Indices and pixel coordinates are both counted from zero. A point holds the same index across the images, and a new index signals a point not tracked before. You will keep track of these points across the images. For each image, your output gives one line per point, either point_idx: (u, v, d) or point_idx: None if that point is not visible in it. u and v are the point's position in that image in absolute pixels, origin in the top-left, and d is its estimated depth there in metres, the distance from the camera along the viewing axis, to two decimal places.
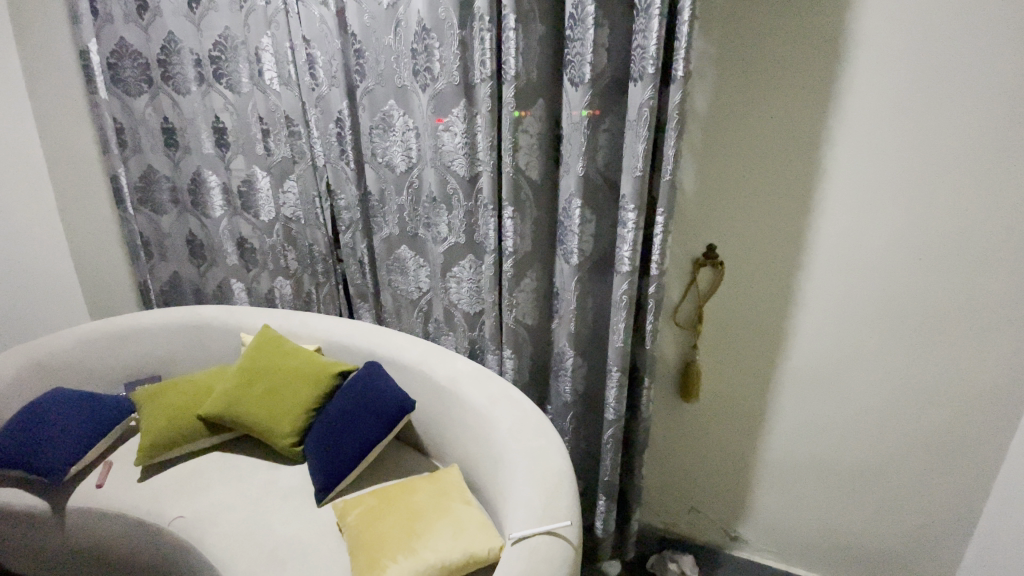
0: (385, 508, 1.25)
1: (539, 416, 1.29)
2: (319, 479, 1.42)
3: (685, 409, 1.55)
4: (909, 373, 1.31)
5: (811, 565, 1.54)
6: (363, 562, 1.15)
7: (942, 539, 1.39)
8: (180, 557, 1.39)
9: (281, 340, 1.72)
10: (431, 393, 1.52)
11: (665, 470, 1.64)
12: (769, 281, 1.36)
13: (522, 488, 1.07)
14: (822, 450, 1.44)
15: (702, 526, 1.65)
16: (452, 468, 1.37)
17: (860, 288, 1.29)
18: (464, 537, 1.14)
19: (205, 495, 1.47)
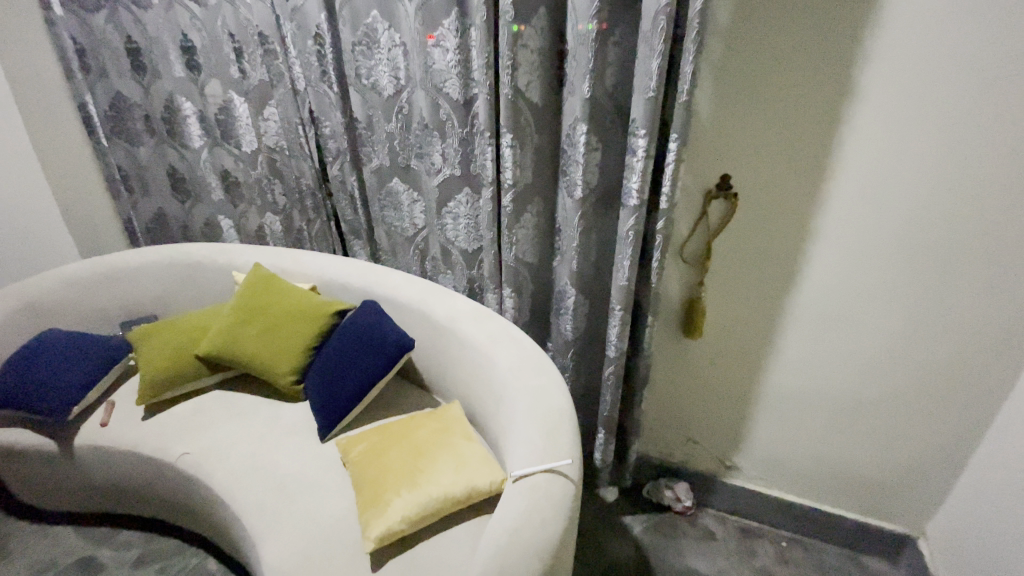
0: (388, 443, 1.26)
1: (540, 355, 1.27)
2: (321, 416, 1.43)
3: (687, 346, 1.54)
4: (920, 308, 1.26)
5: (803, 491, 1.59)
6: (367, 495, 1.16)
7: (933, 468, 1.40)
8: (190, 490, 1.42)
9: (275, 279, 1.68)
10: (429, 331, 1.50)
11: (664, 404, 1.65)
12: (784, 214, 1.29)
13: (523, 425, 1.07)
14: (822, 384, 1.43)
15: (699, 456, 1.69)
16: (454, 404, 1.37)
17: (881, 221, 1.21)
18: (466, 471, 1.16)
19: (209, 433, 1.48)
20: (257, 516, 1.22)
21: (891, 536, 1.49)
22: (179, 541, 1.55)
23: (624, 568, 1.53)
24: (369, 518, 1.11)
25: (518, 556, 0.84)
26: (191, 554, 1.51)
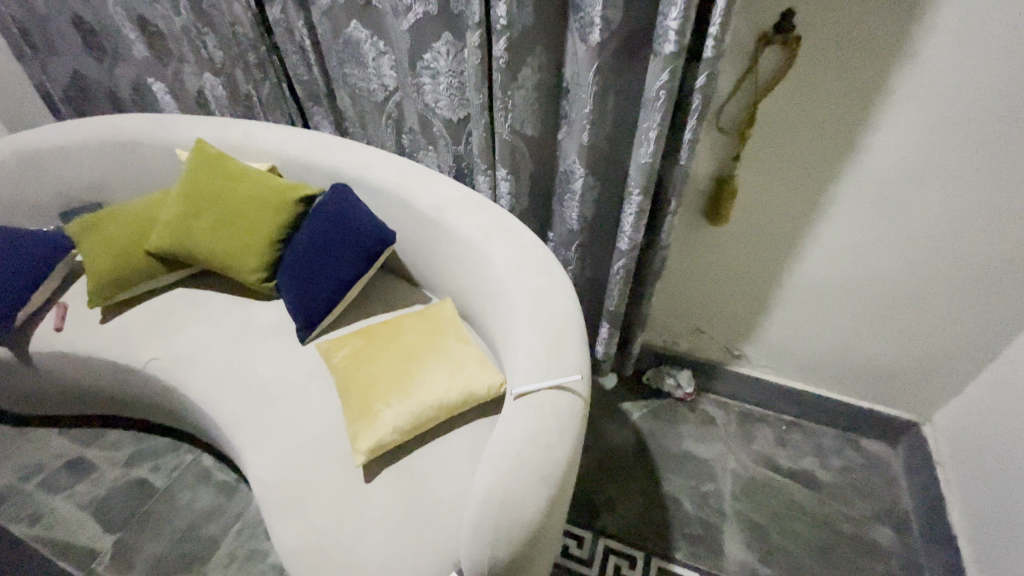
0: (374, 347, 1.12)
1: (543, 249, 1.09)
2: (298, 317, 1.28)
3: (709, 231, 1.35)
4: (1000, 185, 1.05)
5: (808, 378, 1.54)
6: (353, 404, 1.04)
7: (956, 360, 1.31)
8: (166, 396, 1.33)
9: (227, 160, 1.42)
10: (412, 220, 1.28)
11: (675, 294, 1.52)
12: (856, 66, 1.01)
13: (526, 332, 0.92)
14: (855, 272, 1.29)
15: (706, 345, 1.61)
16: (446, 303, 1.22)
17: (979, 73, 0.95)
18: (461, 376, 1.04)
19: (177, 336, 1.35)
20: (237, 425, 1.14)
21: (893, 421, 1.48)
22: (169, 439, 1.51)
23: (622, 453, 1.52)
24: (358, 430, 0.99)
25: (522, 486, 0.74)
26: (185, 452, 1.48)
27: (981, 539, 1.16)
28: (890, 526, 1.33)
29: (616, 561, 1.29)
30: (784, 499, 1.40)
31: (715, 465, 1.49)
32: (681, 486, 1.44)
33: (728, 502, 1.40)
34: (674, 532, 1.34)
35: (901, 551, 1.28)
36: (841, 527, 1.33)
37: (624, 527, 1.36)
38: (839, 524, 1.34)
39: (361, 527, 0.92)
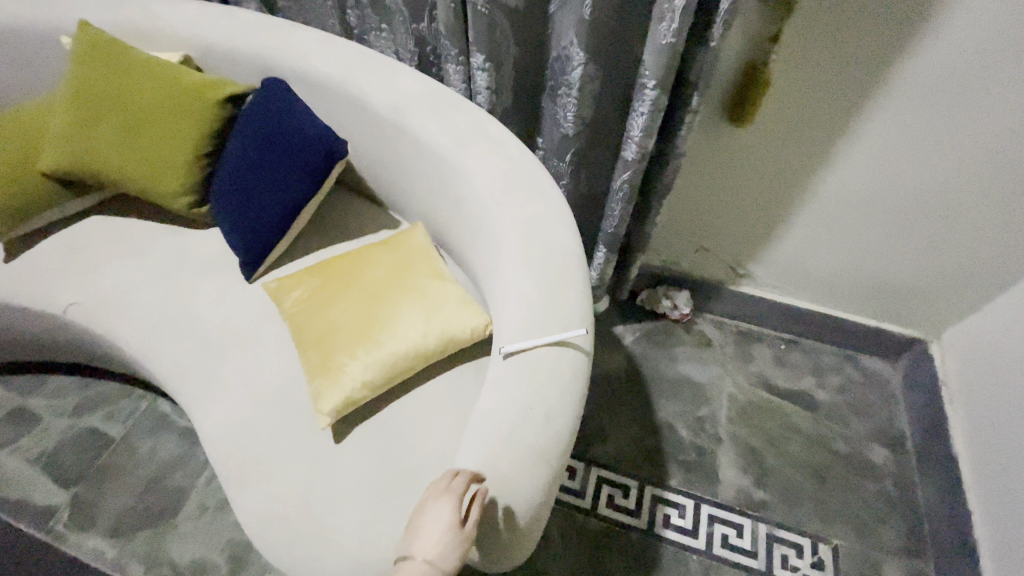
0: (332, 288, 0.93)
1: (532, 164, 0.88)
2: (239, 250, 1.07)
3: (728, 134, 1.15)
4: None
5: (815, 297, 1.43)
6: (311, 358, 0.88)
7: (982, 277, 1.20)
8: (98, 345, 1.15)
9: (124, 49, 1.10)
10: (369, 127, 1.03)
11: (680, 208, 1.34)
12: None
13: (515, 273, 0.75)
14: (891, 181, 1.13)
15: (708, 264, 1.46)
16: (416, 229, 1.01)
17: None
18: (439, 318, 0.88)
19: (98, 275, 1.13)
20: (181, 380, 0.98)
21: (899, 339, 1.41)
22: (120, 384, 1.37)
23: (615, 380, 1.44)
24: (319, 388, 0.85)
25: (517, 465, 0.62)
26: (139, 398, 1.35)
27: (983, 459, 1.13)
28: (885, 445, 1.31)
29: (609, 490, 1.25)
30: (781, 422, 1.36)
31: (711, 389, 1.42)
32: (675, 412, 1.38)
33: (723, 427, 1.35)
34: (668, 459, 1.30)
35: (895, 469, 1.27)
36: (837, 448, 1.31)
37: (617, 456, 1.31)
38: (835, 444, 1.31)
39: (333, 494, 0.81)
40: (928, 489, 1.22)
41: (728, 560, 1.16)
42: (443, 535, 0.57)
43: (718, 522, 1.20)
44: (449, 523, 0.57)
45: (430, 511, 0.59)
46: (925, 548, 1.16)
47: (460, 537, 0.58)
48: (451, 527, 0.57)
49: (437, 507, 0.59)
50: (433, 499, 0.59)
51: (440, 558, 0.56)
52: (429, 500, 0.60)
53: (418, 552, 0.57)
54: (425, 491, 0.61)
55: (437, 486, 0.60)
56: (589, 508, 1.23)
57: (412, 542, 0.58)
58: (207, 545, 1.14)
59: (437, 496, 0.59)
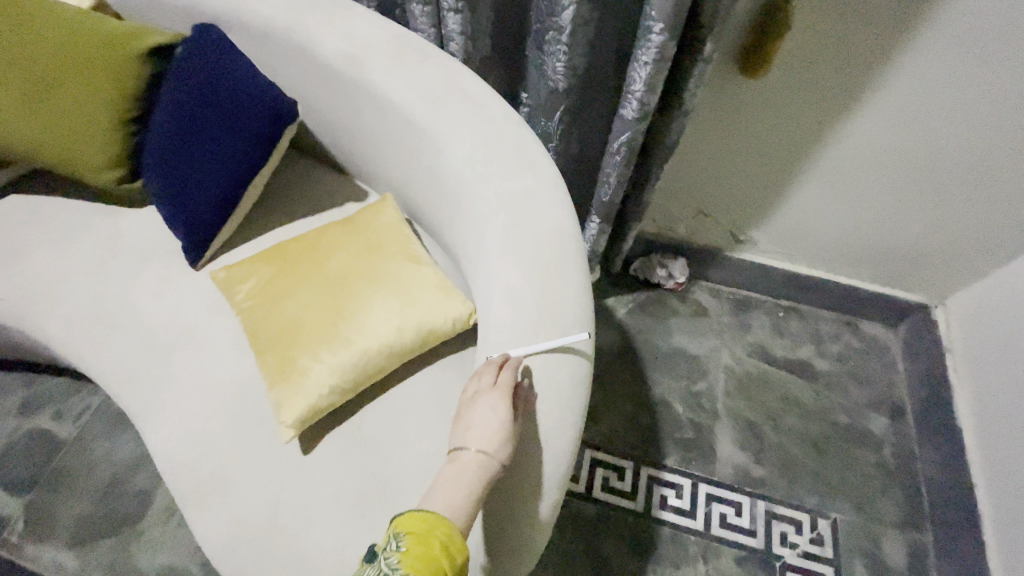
0: (290, 278, 0.81)
1: (517, 127, 0.74)
2: (180, 232, 0.92)
3: (738, 86, 1.02)
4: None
5: (818, 263, 1.35)
6: (270, 361, 0.77)
7: (998, 241, 1.12)
8: (28, 343, 1.01)
9: None
10: (323, 83, 0.87)
11: (680, 170, 1.22)
12: None
13: (503, 265, 0.66)
14: (914, 137, 1.02)
15: (707, 230, 1.36)
16: (385, 204, 0.88)
17: None
18: (415, 310, 0.77)
19: (18, 265, 0.98)
20: (126, 385, 0.87)
21: (901, 304, 1.35)
22: (68, 380, 1.25)
23: (608, 356, 1.36)
24: (281, 397, 0.74)
25: (517, 479, 0.60)
26: (90, 394, 1.23)
27: (988, 431, 1.10)
28: (885, 415, 1.28)
29: (603, 473, 1.20)
30: (779, 394, 1.31)
31: (707, 361, 1.36)
32: (670, 387, 1.32)
33: (720, 402, 1.30)
34: (664, 437, 1.25)
35: (894, 439, 1.24)
36: (836, 419, 1.27)
37: (611, 436, 1.25)
38: (834, 416, 1.27)
39: (303, 512, 0.73)
40: (929, 460, 1.20)
41: (726, 539, 1.13)
42: (495, 426, 0.56)
43: (715, 501, 1.17)
44: (500, 416, 0.56)
45: (479, 404, 0.57)
46: (923, 519, 1.14)
47: (511, 428, 0.57)
48: (503, 419, 0.56)
49: (486, 401, 0.57)
50: (481, 395, 0.57)
51: (495, 448, 0.55)
52: (475, 394, 0.58)
53: (470, 444, 0.56)
54: (469, 386, 0.59)
55: (482, 382, 0.58)
56: (583, 493, 1.18)
57: (463, 434, 0.57)
58: (177, 550, 1.06)
59: (485, 391, 0.57)
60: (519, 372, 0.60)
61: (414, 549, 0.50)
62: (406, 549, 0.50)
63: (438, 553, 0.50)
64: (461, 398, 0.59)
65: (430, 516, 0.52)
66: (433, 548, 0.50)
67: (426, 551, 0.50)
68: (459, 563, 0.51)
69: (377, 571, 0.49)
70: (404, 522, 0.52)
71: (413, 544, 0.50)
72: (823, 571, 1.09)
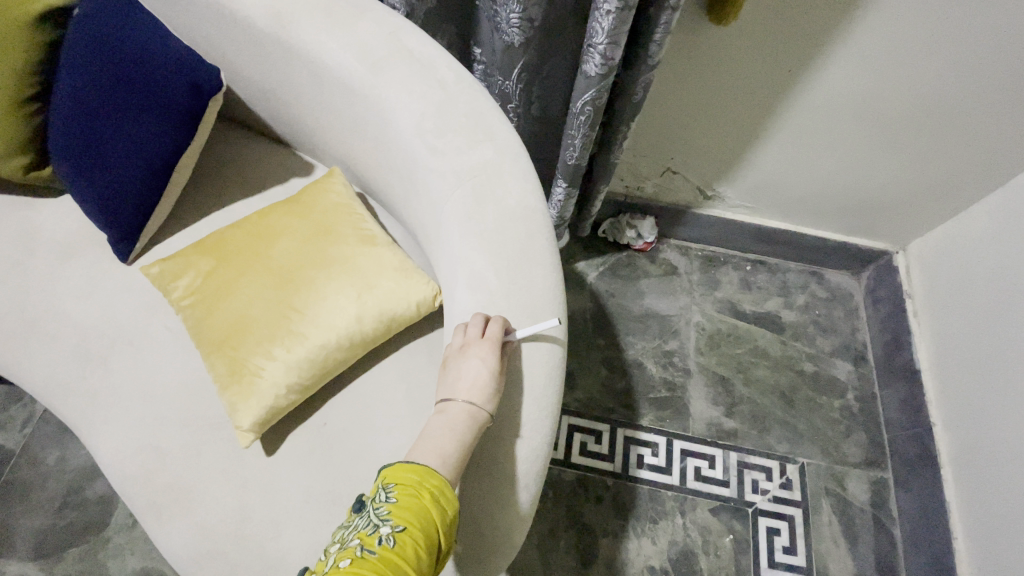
0: (233, 269, 0.74)
1: (470, 91, 0.67)
2: (102, 223, 0.83)
3: (706, 33, 0.95)
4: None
5: (785, 215, 1.34)
6: (218, 361, 0.71)
7: (960, 187, 1.13)
8: None
9: None
10: (247, 46, 0.76)
11: (647, 125, 1.16)
12: None
13: (465, 246, 0.61)
14: (885, 85, 0.98)
15: (676, 187, 1.32)
16: (333, 181, 0.80)
17: None
18: (373, 296, 0.71)
19: None
20: (61, 396, 0.80)
21: (864, 252, 1.37)
22: (8, 386, 1.16)
23: (581, 321, 1.35)
24: (234, 400, 0.69)
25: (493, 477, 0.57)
26: (32, 401, 1.14)
27: (947, 376, 1.14)
28: (848, 361, 1.32)
29: (581, 438, 1.21)
30: (749, 347, 1.33)
31: (679, 320, 1.36)
32: (643, 348, 1.32)
33: (693, 359, 1.31)
34: (640, 399, 1.26)
35: (857, 383, 1.29)
36: (803, 368, 1.31)
37: (588, 401, 1.25)
38: (801, 365, 1.31)
39: (274, 518, 0.69)
40: (890, 401, 1.25)
41: (702, 491, 1.16)
42: (484, 378, 0.53)
43: (690, 456, 1.20)
44: (489, 368, 0.53)
45: (466, 356, 0.54)
46: (884, 459, 1.21)
47: (500, 380, 0.55)
48: (492, 371, 0.54)
49: (475, 352, 0.54)
50: (468, 346, 0.55)
51: (484, 399, 0.53)
52: (463, 346, 0.55)
53: (459, 395, 0.53)
54: (456, 338, 0.56)
55: (469, 334, 0.56)
56: (563, 459, 1.19)
57: (452, 385, 0.54)
58: (150, 553, 1.03)
59: (473, 342, 0.55)
60: (507, 325, 0.58)
61: (403, 500, 0.48)
62: (396, 500, 0.49)
63: (428, 506, 0.49)
64: (448, 350, 0.57)
65: (419, 468, 0.50)
66: (423, 500, 0.49)
67: (415, 503, 0.48)
68: (450, 515, 0.50)
69: (366, 522, 0.48)
70: (395, 474, 0.50)
71: (402, 495, 0.48)
72: (793, 513, 1.15)
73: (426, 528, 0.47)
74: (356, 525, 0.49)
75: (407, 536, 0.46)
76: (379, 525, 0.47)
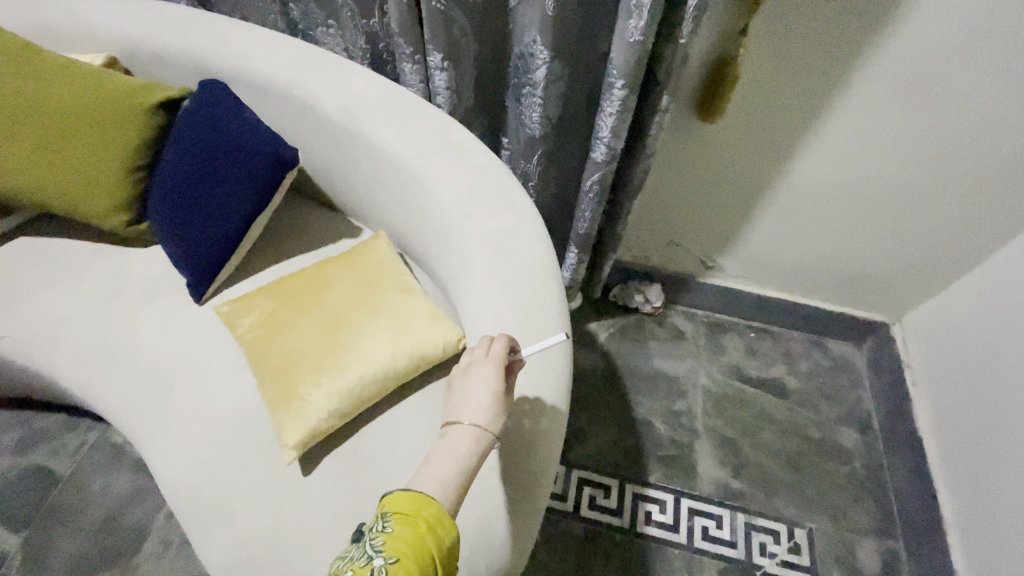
0: (290, 311, 0.87)
1: (498, 170, 0.84)
2: (185, 269, 0.98)
3: (696, 130, 1.13)
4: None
5: (783, 285, 1.45)
6: (272, 387, 0.82)
7: (941, 260, 1.24)
8: (32, 379, 1.05)
9: (32, 53, 0.99)
10: (322, 135, 0.96)
11: (650, 204, 1.32)
12: None
13: (489, 291, 0.74)
14: (859, 171, 1.12)
15: (679, 258, 1.45)
16: (379, 241, 0.95)
17: None
18: (407, 337, 0.83)
19: (27, 303, 1.02)
20: (128, 418, 0.91)
21: (862, 323, 1.45)
22: (67, 415, 1.27)
23: (592, 379, 1.43)
24: (283, 421, 0.79)
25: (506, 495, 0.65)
26: (86, 430, 1.26)
27: (949, 442, 1.18)
28: (854, 429, 1.35)
29: (590, 491, 1.24)
30: (754, 411, 1.38)
31: (686, 382, 1.43)
32: (652, 408, 1.38)
33: (700, 420, 1.36)
34: (649, 456, 1.30)
35: (863, 451, 1.32)
36: (809, 434, 1.34)
37: (597, 456, 1.30)
38: (807, 431, 1.35)
39: (305, 532, 0.77)
40: (897, 469, 1.27)
41: (710, 552, 1.17)
42: (487, 393, 0.62)
43: (698, 514, 1.22)
44: (493, 385, 0.62)
45: (471, 376, 0.63)
46: (895, 527, 1.21)
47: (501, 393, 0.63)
48: (492, 385, 0.62)
49: (478, 372, 0.63)
50: (473, 366, 0.64)
51: (487, 409, 0.61)
52: (468, 366, 0.65)
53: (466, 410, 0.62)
54: (463, 360, 0.66)
55: (474, 356, 0.65)
56: (571, 511, 1.22)
57: (459, 400, 0.63)
58: None
59: (476, 363, 0.64)
60: (510, 343, 0.68)
61: (398, 529, 0.55)
62: (392, 529, 0.56)
63: (420, 536, 0.55)
64: (455, 371, 0.66)
65: (418, 494, 0.58)
66: (417, 530, 0.56)
67: (409, 534, 0.55)
68: (440, 544, 0.56)
69: (363, 554, 0.55)
70: (391, 506, 0.57)
71: (397, 527, 0.55)
72: None
73: (419, 555, 0.54)
74: (355, 556, 0.55)
75: (400, 564, 0.53)
76: (374, 556, 0.54)
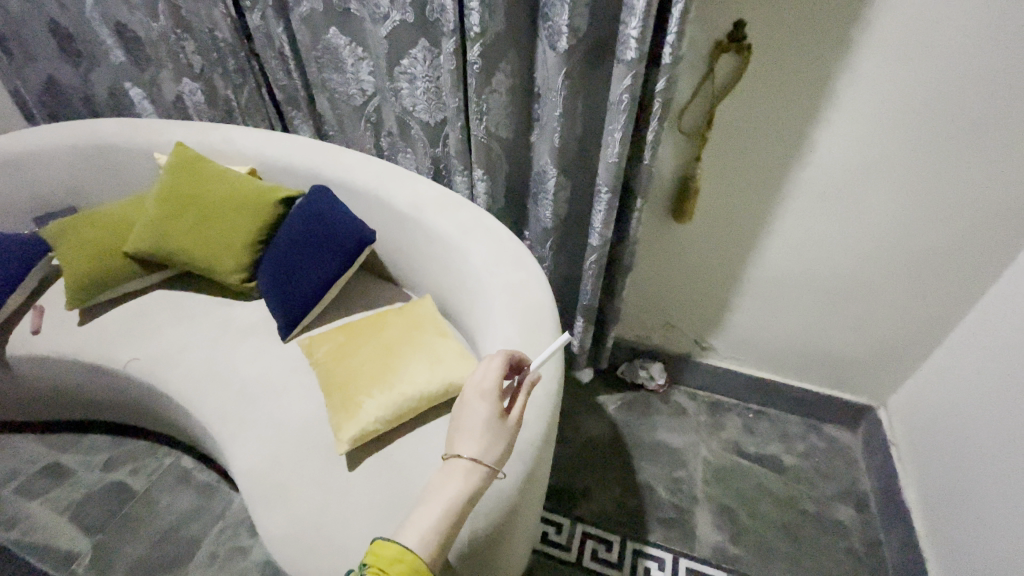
0: (353, 346, 1.15)
1: (517, 246, 1.15)
2: (279, 314, 1.30)
3: (676, 229, 1.43)
4: (942, 178, 1.14)
5: (771, 367, 1.62)
6: (335, 399, 1.07)
7: (905, 345, 1.42)
8: (145, 396, 1.33)
9: (205, 163, 1.43)
10: (392, 221, 1.33)
11: (646, 288, 1.59)
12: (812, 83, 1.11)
13: (502, 325, 1.00)
14: (813, 264, 1.37)
15: (676, 338, 1.67)
16: (425, 300, 1.24)
17: (908, 92, 1.07)
18: (441, 366, 1.07)
19: (157, 336, 1.34)
20: (217, 424, 1.15)
21: (851, 406, 1.57)
22: (149, 441, 1.51)
23: (598, 443, 1.58)
24: (341, 422, 1.03)
25: None
26: (164, 453, 1.49)
27: (934, 515, 1.25)
28: (850, 506, 1.42)
29: (593, 544, 1.34)
30: (751, 482, 1.47)
31: (686, 452, 1.55)
32: (654, 473, 1.50)
33: (699, 487, 1.46)
34: (649, 517, 1.40)
35: (860, 527, 1.38)
36: (805, 507, 1.41)
37: (600, 513, 1.41)
38: (804, 504, 1.42)
39: (344, 515, 0.95)
40: (893, 545, 1.32)
41: None
42: (482, 416, 0.77)
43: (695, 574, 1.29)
44: (486, 408, 0.77)
45: (468, 401, 0.78)
46: None
47: (494, 416, 0.77)
48: (487, 409, 0.77)
49: (474, 401, 0.78)
50: (469, 396, 0.79)
51: (484, 429, 0.76)
52: (466, 396, 0.79)
53: (468, 431, 0.76)
54: (462, 390, 0.80)
55: (471, 387, 0.80)
56: (574, 561, 1.32)
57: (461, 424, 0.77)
58: None
59: (471, 390, 0.79)
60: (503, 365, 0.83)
61: None
62: None
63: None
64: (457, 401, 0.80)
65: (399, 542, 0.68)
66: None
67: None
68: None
69: None
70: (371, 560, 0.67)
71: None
72: None
73: None
74: None
75: None
76: None
